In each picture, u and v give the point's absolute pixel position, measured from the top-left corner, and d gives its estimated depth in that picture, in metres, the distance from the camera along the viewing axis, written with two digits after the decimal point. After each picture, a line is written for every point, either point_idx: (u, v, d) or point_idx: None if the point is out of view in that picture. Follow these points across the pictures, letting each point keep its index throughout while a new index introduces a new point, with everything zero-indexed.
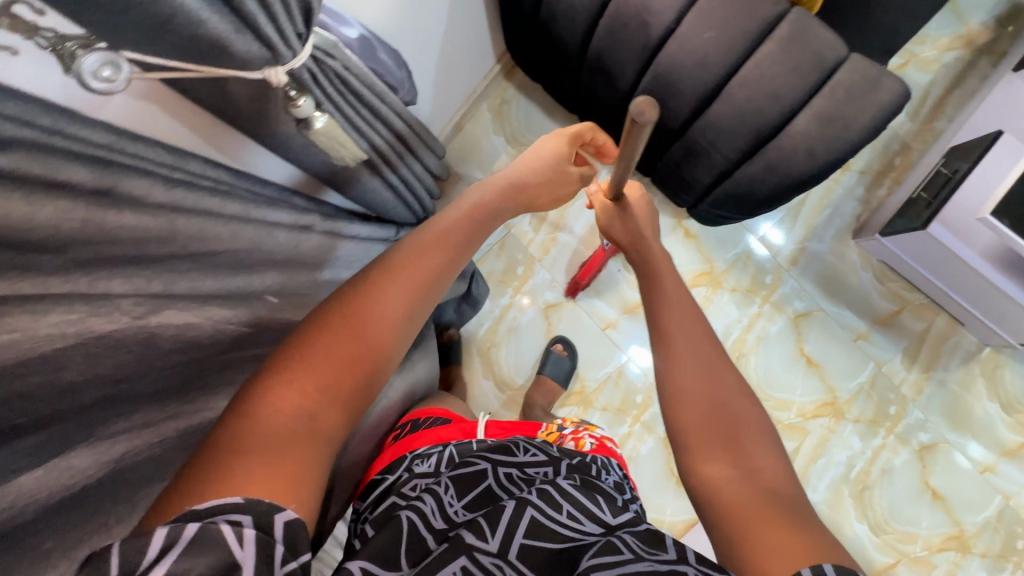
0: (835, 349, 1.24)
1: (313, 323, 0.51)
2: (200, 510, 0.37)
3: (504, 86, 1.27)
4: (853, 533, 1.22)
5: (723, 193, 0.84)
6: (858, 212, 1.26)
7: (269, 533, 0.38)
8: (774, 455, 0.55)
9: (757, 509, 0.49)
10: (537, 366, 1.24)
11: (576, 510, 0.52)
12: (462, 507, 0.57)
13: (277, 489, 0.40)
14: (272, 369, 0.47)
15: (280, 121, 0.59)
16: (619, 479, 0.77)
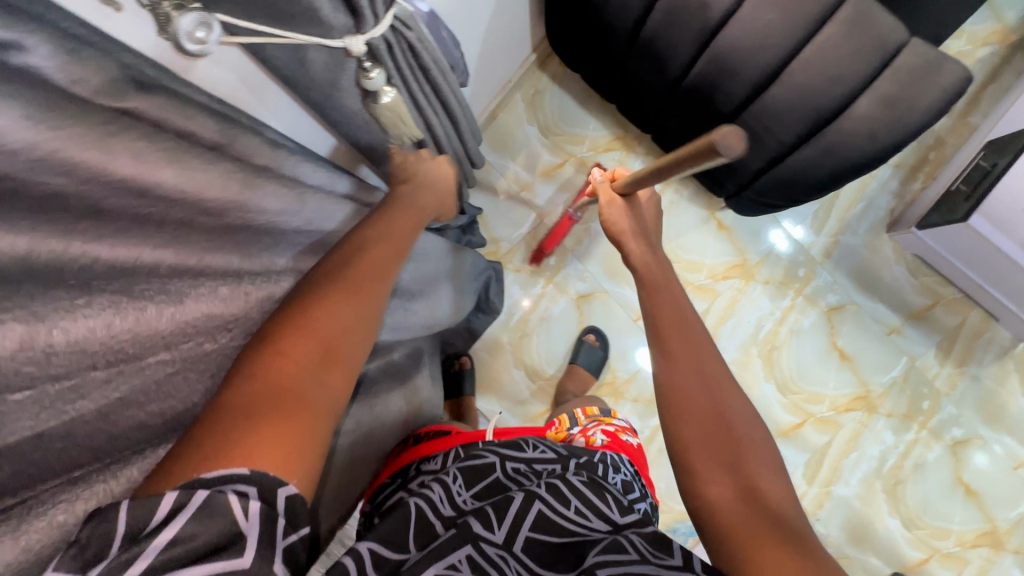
0: (868, 342, 1.24)
1: (309, 299, 0.50)
2: (210, 478, 0.36)
3: (538, 76, 1.27)
4: (886, 528, 1.21)
5: (770, 180, 0.83)
6: (892, 206, 1.26)
7: (272, 506, 0.37)
8: (768, 469, 0.56)
9: (754, 520, 0.49)
10: (568, 356, 1.24)
11: (584, 507, 0.53)
12: (470, 496, 0.55)
13: (286, 461, 0.39)
14: (272, 342, 0.45)
15: (347, 95, 0.60)
16: (629, 478, 0.75)
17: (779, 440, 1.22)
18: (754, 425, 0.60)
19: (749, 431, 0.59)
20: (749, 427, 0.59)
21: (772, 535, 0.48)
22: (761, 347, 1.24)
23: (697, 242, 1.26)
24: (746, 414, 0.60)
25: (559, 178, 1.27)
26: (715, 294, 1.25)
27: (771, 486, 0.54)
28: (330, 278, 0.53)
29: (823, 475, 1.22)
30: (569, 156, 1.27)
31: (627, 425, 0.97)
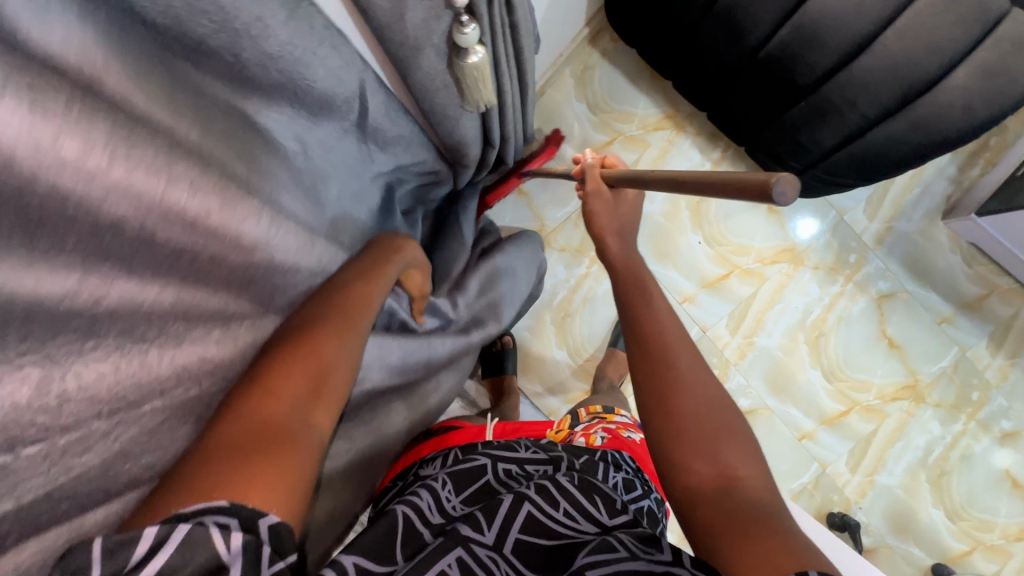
0: (918, 331, 1.22)
1: (287, 343, 0.52)
2: (190, 511, 0.36)
3: (588, 53, 1.24)
4: (929, 519, 1.19)
5: (846, 157, 0.82)
6: (950, 192, 1.23)
7: (255, 534, 0.37)
8: (752, 458, 0.51)
9: (740, 517, 0.45)
10: (609, 340, 1.24)
11: (572, 509, 0.53)
12: (459, 502, 0.58)
13: (270, 489, 0.39)
14: (255, 385, 0.47)
15: (425, 56, 0.58)
16: (630, 476, 0.73)
17: (822, 427, 1.20)
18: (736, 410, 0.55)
19: (730, 411, 0.54)
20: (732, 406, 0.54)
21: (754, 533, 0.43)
22: (809, 333, 1.22)
23: (747, 225, 1.23)
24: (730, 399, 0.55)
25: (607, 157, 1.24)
26: (763, 279, 1.22)
27: (755, 477, 0.49)
28: (305, 326, 0.55)
29: (866, 463, 1.20)
30: (618, 135, 1.24)
31: (632, 421, 0.92)
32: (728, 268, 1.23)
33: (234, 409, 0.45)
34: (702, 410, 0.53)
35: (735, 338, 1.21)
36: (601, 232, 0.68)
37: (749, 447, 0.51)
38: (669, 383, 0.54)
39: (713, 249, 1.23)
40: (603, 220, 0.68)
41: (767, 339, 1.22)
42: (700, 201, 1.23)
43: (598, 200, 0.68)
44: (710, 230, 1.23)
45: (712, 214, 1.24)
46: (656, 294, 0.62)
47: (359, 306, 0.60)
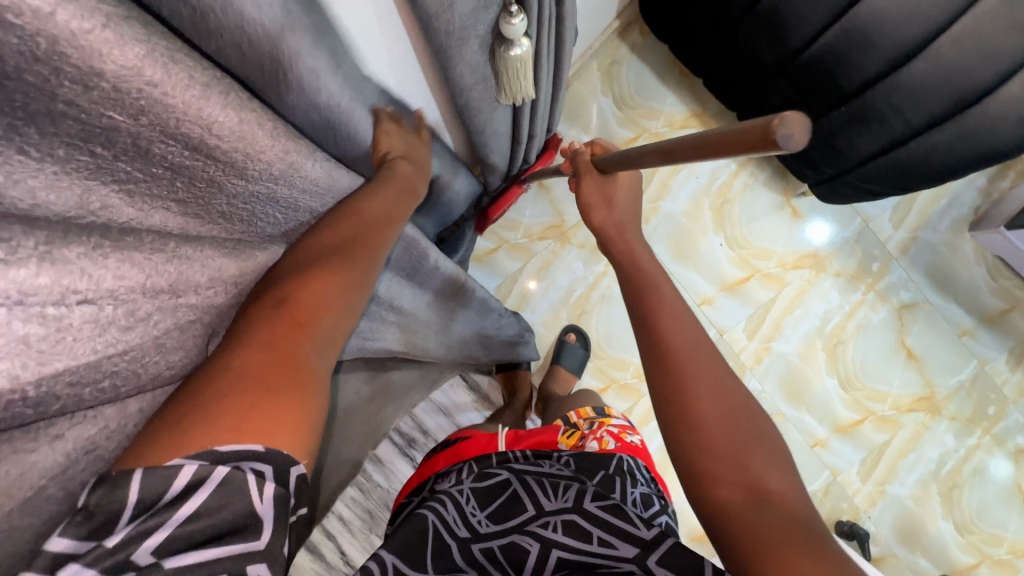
0: (939, 343, 1.21)
1: (299, 272, 0.48)
2: (226, 453, 0.35)
3: (616, 46, 1.22)
4: (938, 531, 1.19)
5: (887, 166, 0.81)
6: (978, 204, 1.21)
7: (285, 487, 0.37)
8: (779, 465, 0.50)
9: (771, 527, 0.44)
10: (552, 355, 1.21)
11: (607, 535, 0.50)
12: (485, 518, 0.56)
13: (291, 432, 0.38)
14: (280, 317, 0.44)
15: (467, 48, 0.56)
16: (647, 490, 0.71)
17: (835, 435, 1.20)
18: (754, 411, 0.53)
19: (760, 427, 0.52)
20: (761, 420, 0.52)
21: (785, 546, 0.42)
22: (827, 340, 1.21)
23: (770, 228, 1.22)
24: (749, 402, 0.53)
25: None
26: (784, 283, 1.21)
27: (781, 485, 0.48)
28: (316, 248, 0.51)
29: (878, 473, 1.20)
30: (643, 131, 1.22)
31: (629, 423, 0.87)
32: (748, 271, 1.21)
33: (252, 335, 0.42)
34: (724, 414, 0.51)
35: (752, 342, 1.20)
36: (602, 227, 0.67)
37: (777, 455, 0.50)
38: (690, 389, 0.52)
39: (735, 251, 1.21)
40: (600, 214, 0.67)
41: (785, 344, 1.20)
42: (723, 202, 1.22)
43: (590, 183, 0.68)
44: (731, 233, 1.22)
45: (734, 215, 1.22)
46: (668, 293, 0.59)
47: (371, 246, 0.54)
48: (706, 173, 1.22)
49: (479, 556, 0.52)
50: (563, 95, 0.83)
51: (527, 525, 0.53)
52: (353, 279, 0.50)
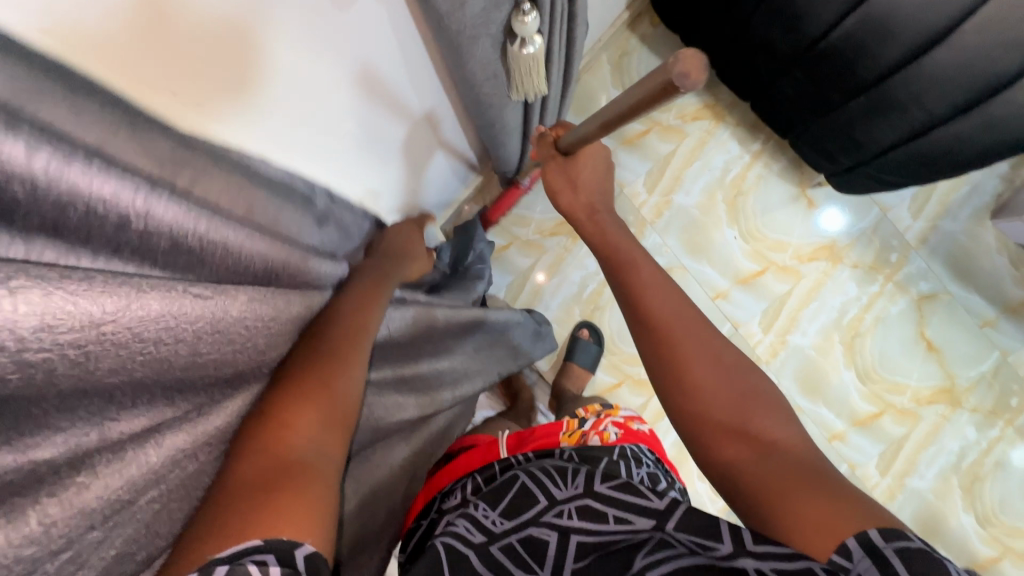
0: (959, 335, 1.19)
1: (294, 371, 0.48)
2: (225, 556, 0.34)
3: (626, 38, 1.20)
4: (959, 524, 1.17)
5: (907, 155, 0.80)
6: (1000, 191, 1.18)
7: (292, 566, 0.36)
8: (783, 418, 0.50)
9: (784, 481, 0.44)
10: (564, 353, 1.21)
11: (623, 513, 0.49)
12: (499, 516, 0.55)
13: (303, 516, 0.38)
14: (267, 417, 0.44)
15: (479, 47, 0.56)
16: (652, 469, 0.73)
17: (853, 429, 1.18)
18: (745, 369, 0.53)
19: (757, 384, 0.52)
20: (756, 377, 0.52)
21: (803, 495, 0.42)
22: (844, 333, 1.19)
23: (786, 220, 1.20)
24: (739, 362, 0.53)
25: (643, 147, 1.21)
26: (800, 275, 1.19)
27: (789, 440, 0.48)
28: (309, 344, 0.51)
29: (897, 466, 1.18)
30: (654, 124, 1.21)
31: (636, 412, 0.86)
32: (764, 264, 1.20)
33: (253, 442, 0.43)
34: (719, 378, 0.51)
35: (768, 336, 1.19)
36: (571, 208, 0.66)
37: (779, 409, 0.50)
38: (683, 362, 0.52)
39: (749, 244, 1.20)
40: (569, 198, 0.66)
41: (801, 338, 1.19)
42: (738, 194, 1.20)
43: (558, 171, 0.66)
44: (746, 225, 1.20)
45: (749, 207, 1.20)
46: (647, 266, 0.59)
47: (359, 330, 0.56)
48: (719, 165, 1.20)
49: (500, 555, 0.50)
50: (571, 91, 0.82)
51: (540, 517, 0.53)
52: (345, 370, 0.51)
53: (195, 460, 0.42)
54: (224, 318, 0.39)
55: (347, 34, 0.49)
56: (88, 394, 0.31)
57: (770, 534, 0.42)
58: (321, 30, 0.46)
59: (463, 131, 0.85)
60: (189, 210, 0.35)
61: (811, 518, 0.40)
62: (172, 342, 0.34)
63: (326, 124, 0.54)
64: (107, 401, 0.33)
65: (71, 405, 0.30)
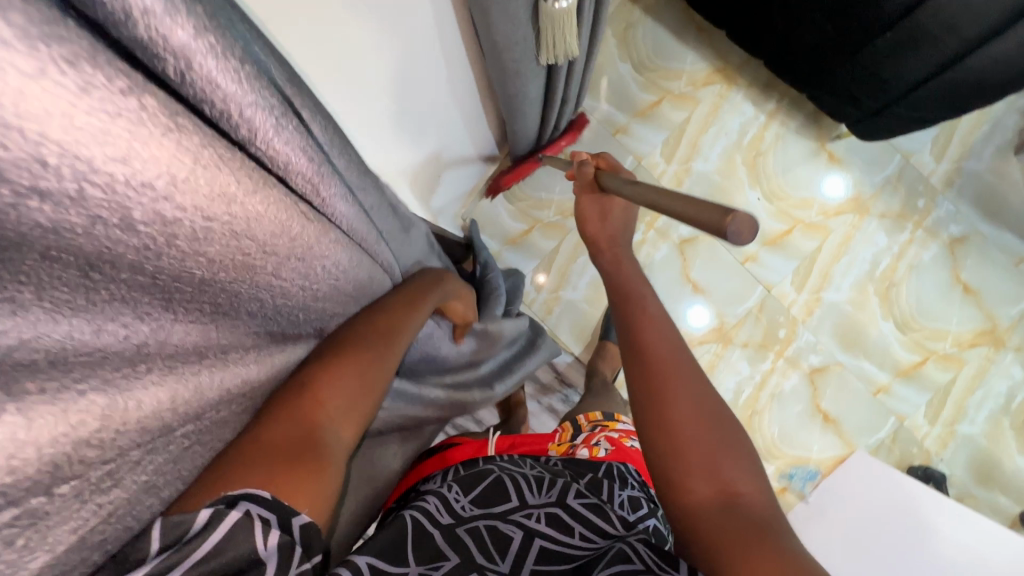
0: (995, 274, 1.17)
1: (331, 348, 0.46)
2: (236, 496, 0.35)
3: (630, 10, 1.19)
4: (1014, 466, 1.17)
5: (940, 87, 0.80)
6: (1021, 126, 1.17)
7: (289, 534, 0.37)
8: (750, 473, 0.48)
9: (736, 532, 0.42)
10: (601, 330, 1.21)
11: (587, 532, 0.51)
12: (469, 503, 0.53)
13: (310, 492, 0.38)
14: (304, 386, 0.42)
15: (511, 8, 0.55)
16: (636, 492, 0.69)
17: (896, 380, 1.18)
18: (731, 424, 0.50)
19: (733, 433, 0.50)
20: (735, 428, 0.50)
21: (746, 549, 0.41)
22: (878, 285, 1.18)
23: (807, 176, 1.19)
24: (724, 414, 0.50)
25: (657, 117, 1.20)
26: (828, 231, 1.18)
27: (752, 494, 0.46)
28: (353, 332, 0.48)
29: (946, 414, 1.18)
30: (666, 93, 1.20)
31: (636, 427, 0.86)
32: (790, 223, 1.19)
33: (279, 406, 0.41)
34: (697, 417, 0.50)
35: (802, 295, 1.19)
36: (595, 238, 0.65)
37: (750, 464, 0.48)
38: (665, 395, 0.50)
39: (773, 204, 1.18)
40: (594, 227, 0.64)
41: (835, 294, 1.18)
42: (756, 155, 1.19)
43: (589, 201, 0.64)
44: (768, 185, 1.19)
45: (769, 167, 1.19)
46: (653, 306, 0.58)
47: (404, 324, 0.53)
48: (735, 129, 1.20)
49: (466, 537, 0.49)
50: (593, 58, 0.83)
51: (509, 514, 0.52)
52: (383, 359, 0.49)
53: (227, 407, 0.39)
54: (311, 249, 0.37)
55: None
56: (155, 287, 0.28)
57: None
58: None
59: (484, 107, 0.84)
60: (263, 91, 0.28)
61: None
62: (261, 255, 0.33)
63: (363, 96, 0.54)
64: (165, 307, 0.30)
65: (135, 298, 0.28)
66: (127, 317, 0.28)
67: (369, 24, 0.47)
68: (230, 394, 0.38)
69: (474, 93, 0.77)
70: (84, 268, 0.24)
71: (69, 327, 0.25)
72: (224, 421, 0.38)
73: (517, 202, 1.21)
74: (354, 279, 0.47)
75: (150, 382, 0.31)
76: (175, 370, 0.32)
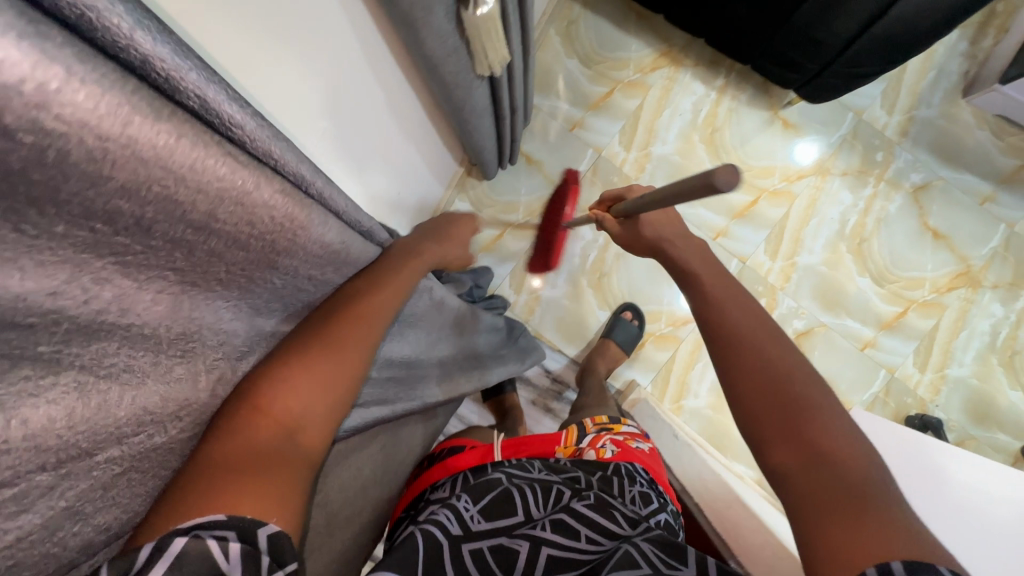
0: (961, 216, 1.19)
1: (286, 355, 0.49)
2: (187, 526, 0.38)
3: (569, 7, 1.21)
4: (1008, 402, 1.18)
5: (873, 41, 0.82)
6: (965, 68, 1.18)
7: (253, 545, 0.40)
8: (848, 434, 0.48)
9: (829, 494, 0.43)
10: (603, 331, 1.21)
11: (594, 534, 0.53)
12: (478, 512, 0.55)
13: (269, 502, 0.43)
14: (250, 403, 0.46)
15: (431, 20, 0.56)
16: (646, 488, 0.71)
17: (881, 333, 1.19)
18: (813, 380, 0.52)
19: (818, 396, 0.50)
20: (816, 391, 0.51)
21: (834, 508, 0.42)
22: (850, 242, 1.19)
23: (764, 145, 1.20)
24: (806, 376, 0.52)
25: (610, 108, 1.22)
26: (793, 196, 1.20)
27: (851, 452, 0.46)
28: (310, 334, 0.51)
29: (934, 359, 1.18)
30: (616, 83, 1.22)
31: (640, 429, 0.87)
32: (755, 193, 1.20)
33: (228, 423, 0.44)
34: (778, 383, 0.51)
35: (777, 263, 1.20)
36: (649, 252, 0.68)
37: (845, 425, 0.48)
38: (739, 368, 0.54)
39: None
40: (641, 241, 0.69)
41: (809, 257, 1.20)
42: (713, 131, 1.21)
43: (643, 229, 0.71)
44: (729, 159, 1.20)
45: (727, 141, 1.21)
46: (726, 295, 0.60)
47: (365, 317, 0.55)
48: (689, 109, 1.21)
49: (468, 559, 0.50)
50: (533, 60, 0.84)
51: (516, 529, 0.54)
52: (338, 359, 0.52)
53: (163, 431, 0.40)
54: (249, 193, 0.36)
55: (308, 34, 0.48)
56: (101, 247, 0.29)
57: (803, 541, 0.43)
58: (286, 25, 0.45)
59: (430, 117, 0.85)
60: (155, 27, 0.27)
61: (836, 532, 0.41)
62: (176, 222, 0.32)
63: (302, 126, 0.54)
64: (122, 274, 0.31)
65: (85, 261, 0.29)
66: (83, 282, 0.29)
67: (293, 58, 0.48)
68: (167, 415, 0.40)
69: (418, 106, 0.78)
70: (15, 225, 0.24)
71: (19, 288, 0.26)
72: (160, 449, 0.41)
73: (485, 209, 1.22)
74: (323, 245, 0.47)
75: (43, 403, 0.30)
76: (93, 399, 0.33)
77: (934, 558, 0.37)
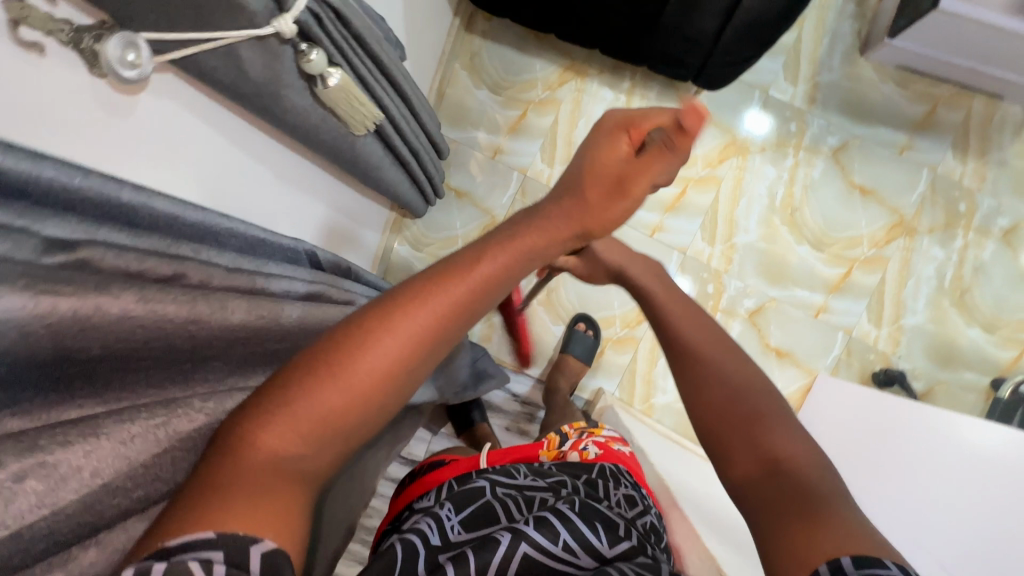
0: (884, 169, 1.21)
1: (307, 357, 0.42)
2: (172, 546, 0.32)
3: (469, 41, 1.24)
4: (968, 340, 1.19)
5: (738, 28, 0.84)
6: (858, 28, 1.21)
7: (244, 567, 0.33)
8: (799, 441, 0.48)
9: (779, 497, 0.43)
10: (561, 344, 1.22)
11: (573, 541, 0.50)
12: (458, 523, 0.54)
13: (271, 519, 0.36)
14: (257, 413, 0.39)
15: (284, 99, 0.57)
16: (631, 491, 0.70)
17: (831, 296, 1.20)
18: (772, 399, 0.52)
19: (766, 404, 0.51)
20: (765, 399, 0.52)
21: (792, 511, 0.42)
22: (782, 214, 1.21)
23: None
24: (756, 384, 0.53)
25: (526, 129, 1.25)
26: (719, 180, 1.22)
27: (796, 455, 0.46)
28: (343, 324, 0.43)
29: (888, 313, 1.20)
30: (527, 104, 1.25)
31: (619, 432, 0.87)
32: (681, 184, 1.22)
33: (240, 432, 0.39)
34: (731, 394, 0.52)
35: (716, 246, 1.22)
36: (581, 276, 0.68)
37: (797, 432, 0.49)
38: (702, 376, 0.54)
39: None
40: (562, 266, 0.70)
41: (746, 236, 1.21)
42: None
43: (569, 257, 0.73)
44: None
45: None
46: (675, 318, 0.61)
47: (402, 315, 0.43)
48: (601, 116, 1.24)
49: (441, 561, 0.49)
50: (420, 102, 0.86)
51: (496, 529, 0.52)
52: (360, 363, 0.41)
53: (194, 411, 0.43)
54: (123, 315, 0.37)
55: (156, 147, 0.50)
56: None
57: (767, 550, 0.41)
58: (126, 140, 0.46)
59: (335, 177, 0.86)
60: None
61: (794, 539, 0.40)
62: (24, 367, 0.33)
63: None
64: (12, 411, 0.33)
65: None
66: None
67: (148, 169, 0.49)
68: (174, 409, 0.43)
69: (317, 170, 0.80)
70: None
71: None
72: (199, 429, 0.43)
73: (425, 247, 1.25)
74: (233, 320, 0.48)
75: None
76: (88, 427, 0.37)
77: (880, 552, 0.38)
